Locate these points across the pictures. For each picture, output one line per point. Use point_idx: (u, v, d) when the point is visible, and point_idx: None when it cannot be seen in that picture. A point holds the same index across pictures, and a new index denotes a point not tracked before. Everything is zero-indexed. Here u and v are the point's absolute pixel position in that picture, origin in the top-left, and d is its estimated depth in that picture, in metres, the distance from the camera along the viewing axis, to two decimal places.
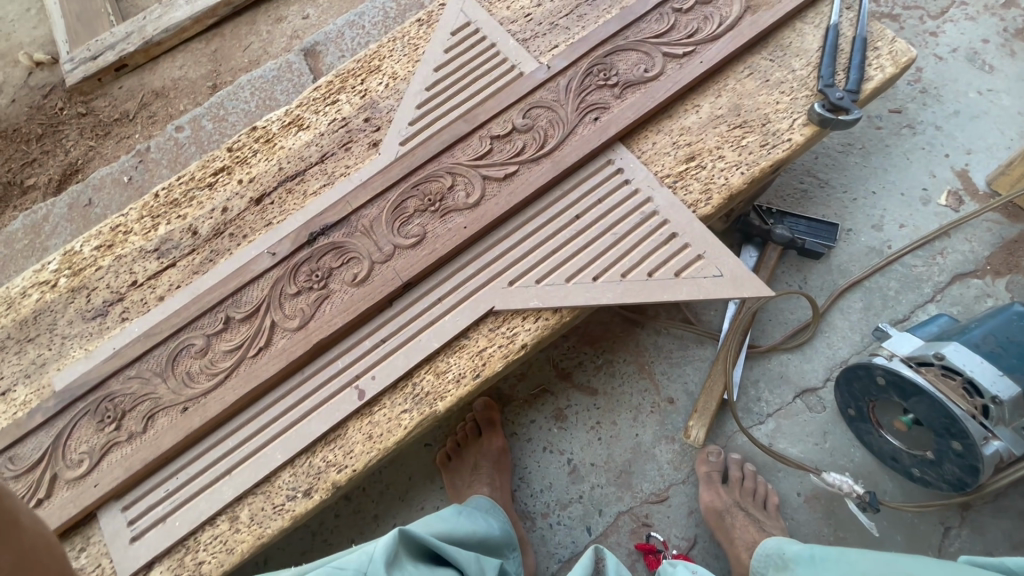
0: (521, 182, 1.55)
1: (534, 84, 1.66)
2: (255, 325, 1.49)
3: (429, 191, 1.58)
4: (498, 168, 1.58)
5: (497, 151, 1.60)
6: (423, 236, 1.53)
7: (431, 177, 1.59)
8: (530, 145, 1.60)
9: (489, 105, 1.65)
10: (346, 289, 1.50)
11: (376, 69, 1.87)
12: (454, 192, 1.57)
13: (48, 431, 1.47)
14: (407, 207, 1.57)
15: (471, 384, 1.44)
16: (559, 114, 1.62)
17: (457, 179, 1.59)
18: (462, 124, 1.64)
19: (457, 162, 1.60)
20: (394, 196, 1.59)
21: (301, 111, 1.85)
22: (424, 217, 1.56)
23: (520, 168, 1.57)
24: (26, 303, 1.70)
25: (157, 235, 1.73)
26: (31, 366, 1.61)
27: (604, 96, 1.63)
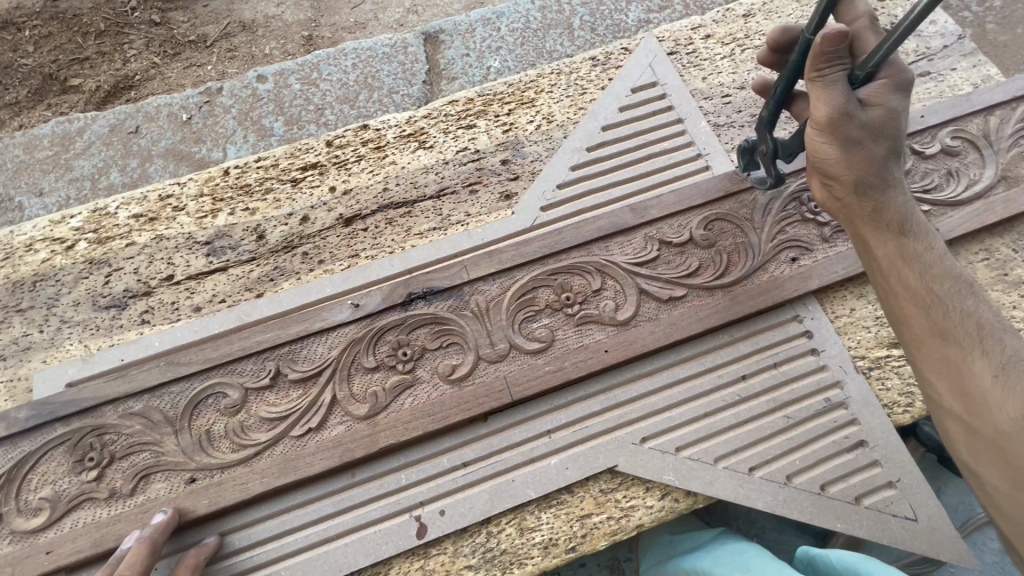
0: (686, 312, 1.22)
1: (725, 189, 1.33)
2: (311, 395, 1.15)
3: (569, 286, 1.25)
4: (661, 284, 1.25)
5: (663, 261, 1.27)
6: (549, 345, 1.20)
7: (576, 269, 1.26)
8: (706, 267, 1.27)
9: (666, 200, 1.32)
10: (437, 383, 1.16)
11: (529, 102, 1.53)
12: (599, 297, 1.24)
13: (9, 451, 1.12)
14: (537, 297, 1.24)
15: (561, 557, 1.10)
16: (749, 238, 1.29)
17: (607, 281, 1.25)
18: (627, 212, 1.31)
19: (612, 259, 1.26)
20: (524, 278, 1.25)
21: (426, 124, 1.51)
22: (555, 318, 1.22)
23: (688, 292, 1.24)
24: (29, 261, 1.34)
25: (214, 224, 1.38)
26: (11, 346, 1.26)
27: (807, 232, 1.31)
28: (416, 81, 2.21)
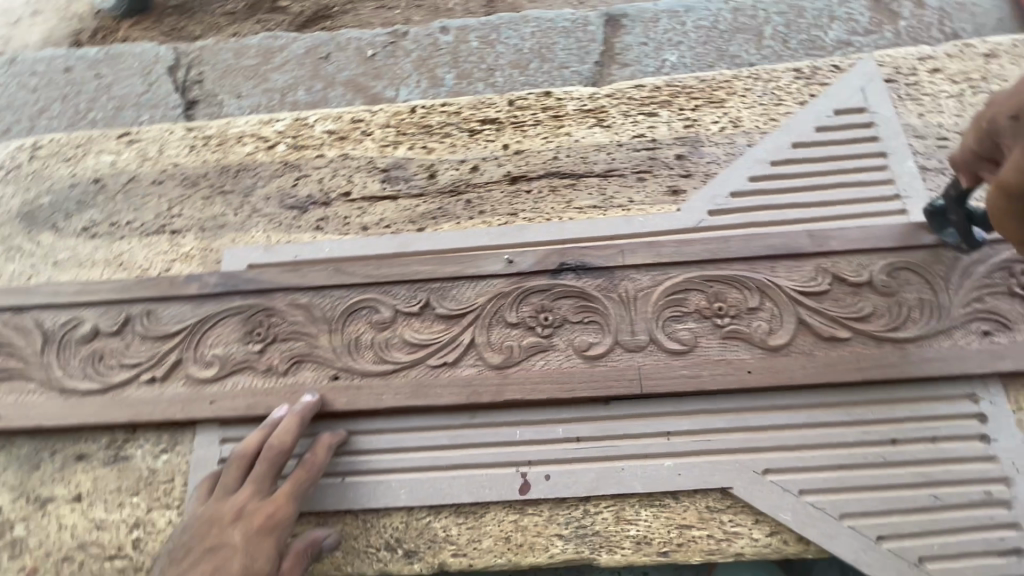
0: (845, 356, 1.14)
1: (921, 239, 1.21)
2: (452, 332, 1.21)
3: (723, 296, 1.20)
4: (823, 320, 1.17)
5: (832, 297, 1.19)
6: (690, 349, 1.17)
7: (735, 281, 1.21)
8: (878, 314, 1.17)
9: (850, 234, 1.22)
10: (571, 355, 1.18)
11: (718, 102, 1.48)
12: (753, 316, 1.19)
13: (196, 308, 1.28)
14: (688, 299, 1.21)
15: (652, 558, 1.09)
16: (937, 296, 1.17)
17: (765, 301, 1.19)
18: (804, 237, 1.23)
19: (775, 281, 1.20)
20: (679, 276, 1.23)
21: (608, 103, 1.51)
22: (702, 324, 1.19)
23: (853, 336, 1.16)
24: (237, 151, 1.52)
25: (394, 154, 1.48)
26: (210, 221, 1.44)
27: (1010, 307, 1.16)
28: (587, 61, 2.21)
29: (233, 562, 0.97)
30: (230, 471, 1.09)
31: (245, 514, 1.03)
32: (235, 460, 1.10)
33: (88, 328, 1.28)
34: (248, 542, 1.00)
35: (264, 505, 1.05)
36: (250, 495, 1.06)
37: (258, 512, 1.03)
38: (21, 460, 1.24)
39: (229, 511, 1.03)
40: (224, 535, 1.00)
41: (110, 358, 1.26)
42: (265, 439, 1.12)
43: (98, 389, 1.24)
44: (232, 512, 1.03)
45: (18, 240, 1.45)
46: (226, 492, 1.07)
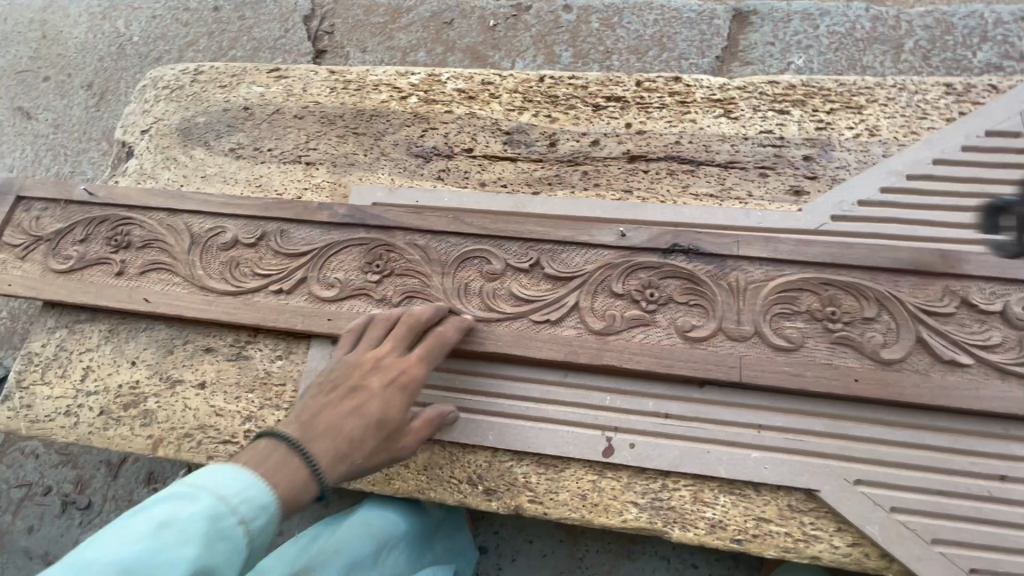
0: (963, 382, 1.10)
1: None
2: (558, 293, 1.25)
3: (838, 302, 1.18)
4: (944, 343, 1.13)
5: (956, 320, 1.15)
6: (795, 347, 1.16)
7: (852, 288, 1.19)
8: (1006, 346, 1.12)
9: (989, 259, 1.16)
10: (672, 334, 1.20)
11: (856, 108, 1.43)
12: (867, 326, 1.16)
13: (324, 234, 1.39)
14: (800, 299, 1.19)
15: (725, 542, 1.10)
16: None
17: (882, 313, 1.17)
18: (934, 256, 1.19)
19: (898, 294, 1.17)
20: (793, 275, 1.21)
21: (739, 95, 1.49)
22: (811, 326, 1.18)
23: (973, 363, 1.12)
24: (373, 97, 1.61)
25: (518, 119, 1.53)
26: (342, 158, 1.54)
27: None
28: (707, 56, 2.17)
29: (371, 403, 1.08)
30: (374, 327, 1.21)
31: (382, 365, 1.13)
32: (379, 319, 1.22)
33: (229, 237, 1.41)
34: (385, 389, 1.10)
35: (401, 362, 1.14)
36: (386, 350, 1.16)
37: (396, 366, 1.14)
38: (158, 343, 1.39)
39: (368, 360, 1.14)
40: (365, 378, 1.11)
41: (243, 266, 1.39)
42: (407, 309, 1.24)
43: (230, 292, 1.36)
44: (372, 361, 1.14)
45: (174, 151, 1.62)
46: (366, 345, 1.18)
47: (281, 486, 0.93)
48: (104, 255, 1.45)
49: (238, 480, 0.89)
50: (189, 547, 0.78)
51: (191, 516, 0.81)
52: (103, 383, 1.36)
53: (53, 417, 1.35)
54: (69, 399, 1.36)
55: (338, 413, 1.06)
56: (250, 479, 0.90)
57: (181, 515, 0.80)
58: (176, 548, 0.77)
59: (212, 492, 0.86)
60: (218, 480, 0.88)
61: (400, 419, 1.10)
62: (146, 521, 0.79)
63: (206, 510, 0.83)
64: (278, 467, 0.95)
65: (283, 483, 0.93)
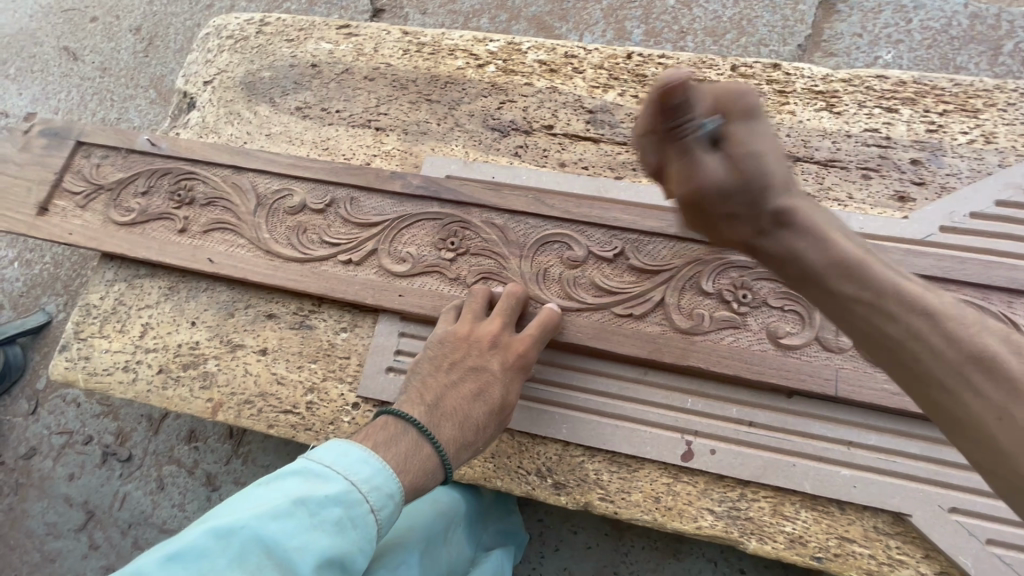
0: None
1: None
2: (643, 286, 1.19)
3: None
4: None
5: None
6: None
7: None
8: None
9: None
10: (763, 339, 1.14)
11: (972, 112, 1.33)
12: None
13: (396, 205, 1.33)
14: None
15: (803, 559, 1.06)
16: None
17: None
18: None
19: (1014, 317, 1.10)
20: None
21: (843, 89, 1.39)
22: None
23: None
24: (447, 62, 1.53)
25: (603, 97, 1.45)
26: (414, 125, 1.47)
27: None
28: (790, 42, 2.05)
29: (493, 384, 1.07)
30: (477, 303, 1.17)
31: (499, 346, 1.11)
32: (479, 295, 1.18)
33: (296, 201, 1.36)
34: (504, 371, 1.09)
35: (514, 344, 1.12)
36: (500, 329, 1.13)
37: (511, 348, 1.11)
38: (218, 304, 1.35)
39: (485, 339, 1.11)
40: (483, 359, 1.09)
41: (311, 233, 1.33)
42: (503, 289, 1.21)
43: (297, 259, 1.31)
44: (489, 340, 1.11)
45: (238, 105, 1.55)
46: (475, 324, 1.14)
47: (411, 473, 0.90)
48: (166, 209, 1.40)
49: (365, 464, 0.85)
50: (323, 535, 0.74)
51: (326, 498, 0.77)
52: (162, 341, 1.33)
53: (111, 371, 1.32)
54: (127, 355, 1.33)
55: (462, 395, 1.04)
56: (378, 462, 0.86)
57: (318, 494, 0.77)
58: (311, 534, 0.73)
59: (345, 474, 0.82)
60: (347, 461, 0.84)
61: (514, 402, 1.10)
62: (281, 496, 0.76)
63: (340, 493, 0.79)
64: (406, 454, 0.92)
65: (415, 465, 0.91)
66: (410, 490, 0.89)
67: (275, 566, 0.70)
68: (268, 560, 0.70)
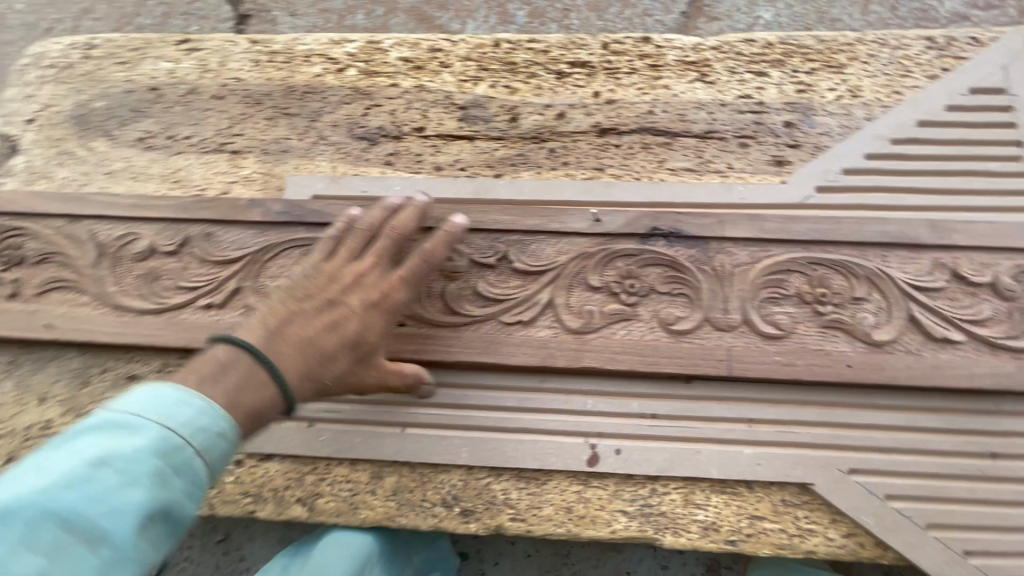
0: (955, 358, 1.06)
1: None
2: (529, 290, 1.13)
3: (831, 281, 1.10)
4: (936, 321, 1.08)
5: (947, 295, 1.09)
6: (785, 334, 1.08)
7: (842, 267, 1.11)
8: (996, 319, 1.08)
9: (978, 229, 1.11)
10: (655, 328, 1.11)
11: (837, 68, 1.33)
12: (857, 306, 1.09)
13: (257, 235, 1.20)
14: (788, 281, 1.11)
15: (718, 545, 1.05)
16: None
17: (873, 292, 1.10)
18: (925, 227, 1.11)
19: (888, 272, 1.10)
20: (781, 255, 1.12)
21: (714, 57, 1.36)
22: (801, 310, 1.10)
23: (966, 340, 1.07)
24: (303, 70, 1.40)
25: (473, 91, 1.36)
26: (273, 143, 1.34)
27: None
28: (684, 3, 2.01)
29: (348, 320, 0.99)
30: (357, 234, 1.06)
31: (364, 282, 1.02)
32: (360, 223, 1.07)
33: (144, 246, 1.21)
34: (363, 308, 1.00)
35: (383, 282, 1.04)
36: (369, 264, 1.04)
37: (376, 286, 1.03)
38: (70, 374, 1.19)
39: (350, 274, 1.02)
40: (343, 293, 1.01)
41: (165, 279, 1.19)
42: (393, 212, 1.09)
43: (153, 310, 1.17)
44: (354, 275, 1.02)
45: (70, 143, 1.37)
46: (348, 253, 1.04)
47: (243, 407, 0.85)
48: None
49: (184, 405, 0.78)
50: (140, 488, 0.68)
51: (135, 452, 0.70)
52: (7, 425, 1.17)
53: None
54: None
55: (312, 327, 0.97)
56: (200, 402, 0.80)
57: (125, 450, 0.70)
58: (125, 491, 0.67)
59: (158, 421, 0.74)
60: (158, 405, 0.76)
61: (376, 347, 1.03)
62: (72, 459, 0.67)
63: (154, 442, 0.72)
64: (239, 387, 0.86)
65: (248, 402, 0.85)
66: (241, 424, 0.84)
67: (78, 534, 0.63)
68: (70, 533, 0.63)
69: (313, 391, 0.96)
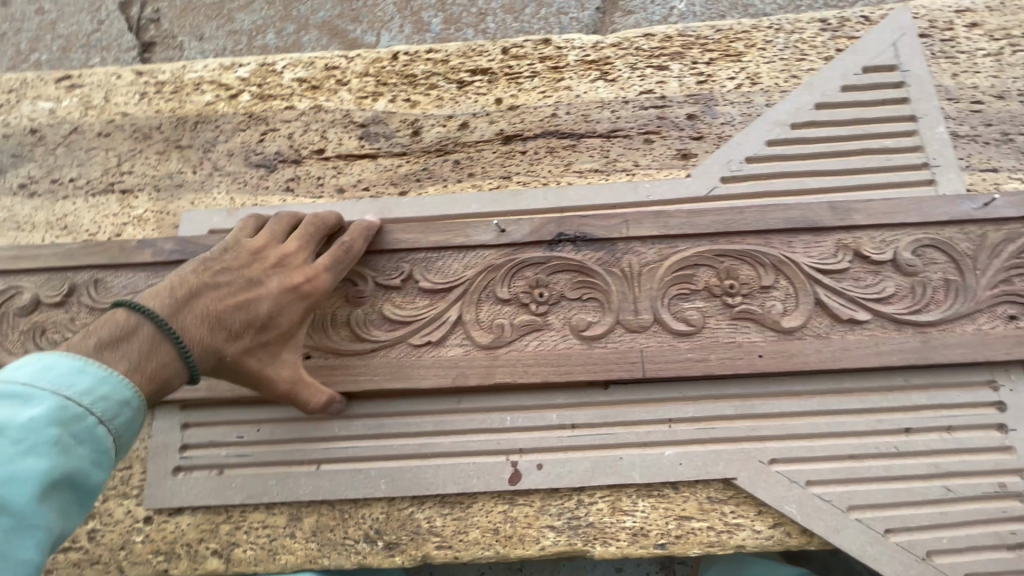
0: (864, 338, 1.06)
1: (951, 214, 1.11)
2: (437, 308, 1.10)
3: (739, 272, 1.10)
4: (843, 303, 1.08)
5: (851, 275, 1.10)
6: (697, 330, 1.08)
7: (747, 258, 1.11)
8: (901, 296, 1.09)
9: (875, 207, 1.12)
10: (567, 335, 1.09)
11: (735, 56, 1.33)
12: (765, 295, 1.09)
13: (149, 278, 1.14)
14: (696, 276, 1.10)
15: (648, 550, 1.03)
16: (965, 278, 1.09)
17: (780, 280, 1.10)
18: (825, 209, 1.12)
19: (793, 258, 1.10)
20: (688, 251, 1.11)
21: (614, 54, 1.35)
22: (711, 303, 1.10)
23: (871, 318, 1.08)
24: (194, 99, 1.34)
25: (373, 107, 1.32)
26: (166, 179, 1.28)
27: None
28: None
29: (263, 299, 0.97)
30: (279, 223, 1.07)
31: (285, 265, 1.02)
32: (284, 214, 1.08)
33: (28, 300, 1.14)
34: (280, 290, 0.99)
35: (305, 264, 1.03)
36: (293, 247, 1.04)
37: (298, 269, 1.02)
38: None
39: (272, 256, 1.01)
40: (262, 272, 0.99)
41: (53, 333, 1.13)
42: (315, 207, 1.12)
43: None
44: (276, 257, 1.01)
45: None
46: (270, 237, 1.04)
47: (145, 372, 0.83)
48: None
49: (81, 373, 0.76)
50: (38, 458, 0.67)
51: (30, 422, 0.68)
52: None
53: None
54: None
55: (222, 301, 0.93)
56: (97, 369, 0.78)
57: (17, 421, 0.67)
58: (20, 461, 0.65)
59: (53, 388, 0.72)
60: (51, 372, 0.74)
61: (290, 328, 1.00)
62: None
63: (51, 410, 0.70)
64: (143, 353, 0.84)
65: (150, 370, 0.84)
66: (144, 388, 0.83)
67: None
68: None
69: (215, 363, 0.92)
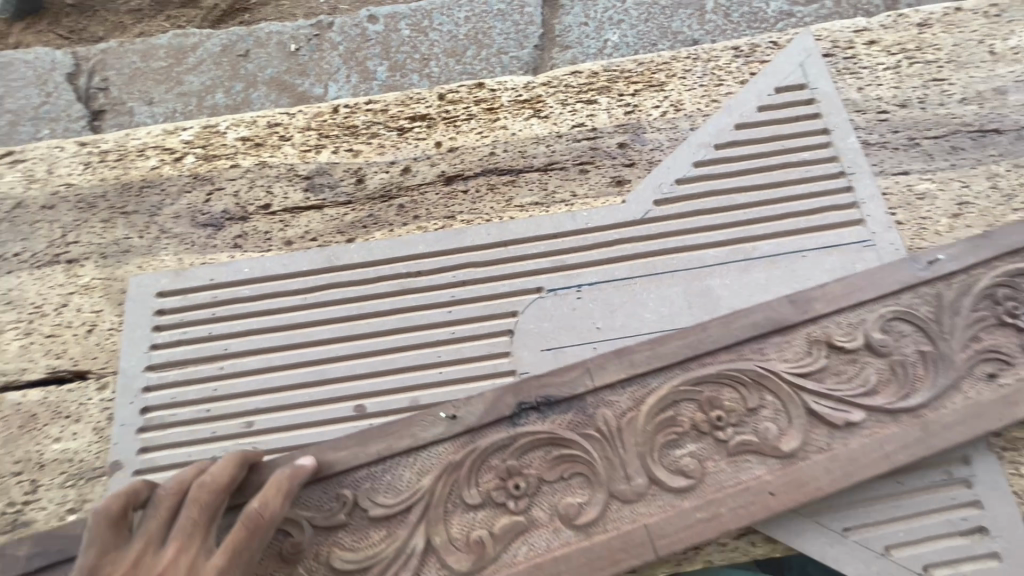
0: (867, 442, 1.02)
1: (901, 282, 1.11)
2: (401, 536, 0.99)
3: (717, 402, 1.05)
4: (832, 405, 1.04)
5: (833, 372, 1.07)
6: (695, 481, 1.01)
7: (719, 389, 1.06)
8: (885, 382, 1.06)
9: (833, 291, 1.11)
10: (558, 527, 1.00)
11: (658, 86, 1.41)
12: (755, 418, 1.05)
13: None
14: (677, 419, 1.05)
15: None
16: (937, 346, 1.07)
17: (765, 397, 1.06)
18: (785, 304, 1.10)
19: (769, 367, 1.06)
20: (657, 402, 1.05)
21: (545, 92, 1.42)
22: (702, 443, 1.04)
23: (866, 416, 1.03)
24: (139, 165, 1.36)
25: (316, 159, 1.36)
26: (113, 247, 1.28)
27: (1006, 340, 1.08)
28: (556, 20, 1.89)
29: None
30: (155, 521, 0.88)
31: None
32: (162, 502, 0.91)
33: None
34: None
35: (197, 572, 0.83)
36: (174, 557, 0.84)
37: None
38: None
39: None
40: None
41: None
42: (204, 472, 0.96)
43: None
44: None
45: None
46: (142, 551, 0.85)
47: None
48: None
49: None
50: None
51: None
52: None
53: None
54: None
55: None
56: None
57: None
58: None
59: None
60: None
61: None
62: None
63: None
64: None
65: None
66: None
67: None
68: None
69: None
